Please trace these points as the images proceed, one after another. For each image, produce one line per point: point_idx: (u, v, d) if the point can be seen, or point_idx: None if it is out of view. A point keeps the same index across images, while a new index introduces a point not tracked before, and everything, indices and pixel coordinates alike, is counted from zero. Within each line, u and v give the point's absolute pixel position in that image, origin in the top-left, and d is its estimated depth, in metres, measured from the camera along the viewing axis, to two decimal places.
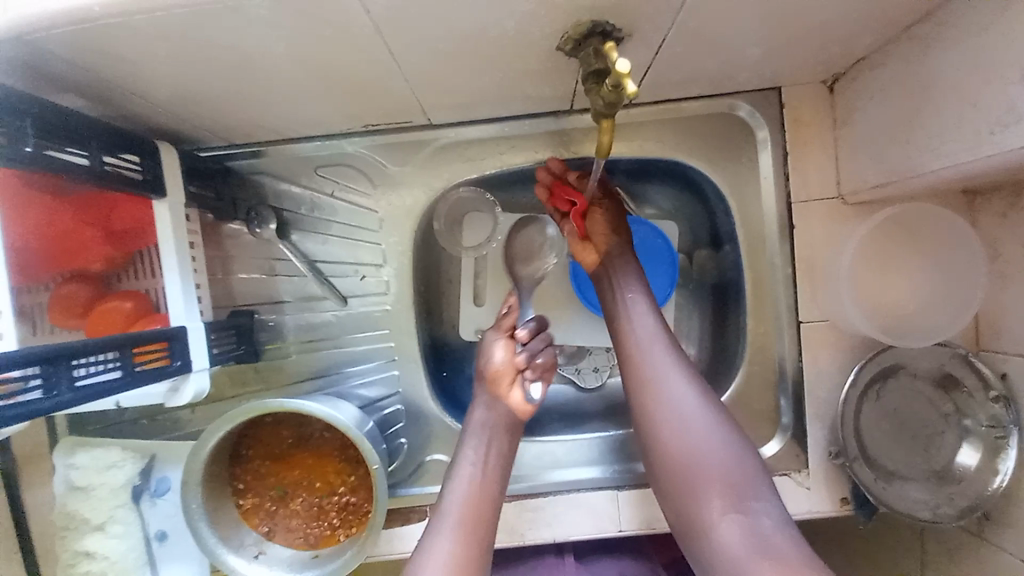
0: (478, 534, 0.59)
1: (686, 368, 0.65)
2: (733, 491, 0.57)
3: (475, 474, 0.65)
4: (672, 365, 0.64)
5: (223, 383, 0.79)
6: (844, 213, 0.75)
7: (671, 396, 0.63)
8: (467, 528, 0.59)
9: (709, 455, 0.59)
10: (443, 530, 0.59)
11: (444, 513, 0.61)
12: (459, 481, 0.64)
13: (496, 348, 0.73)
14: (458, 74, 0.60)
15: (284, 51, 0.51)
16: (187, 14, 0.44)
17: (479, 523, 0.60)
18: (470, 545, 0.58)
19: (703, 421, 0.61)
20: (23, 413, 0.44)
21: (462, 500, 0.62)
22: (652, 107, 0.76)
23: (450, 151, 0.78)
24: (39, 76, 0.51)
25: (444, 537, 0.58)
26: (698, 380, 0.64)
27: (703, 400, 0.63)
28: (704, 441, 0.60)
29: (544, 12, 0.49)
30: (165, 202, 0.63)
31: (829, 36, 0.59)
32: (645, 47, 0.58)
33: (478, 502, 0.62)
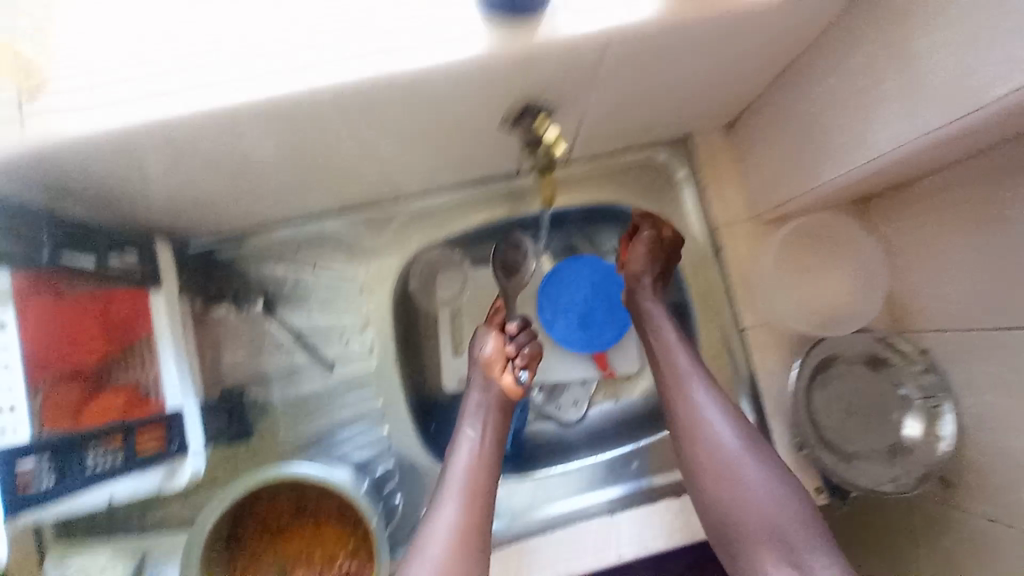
0: (475, 509, 0.66)
1: (734, 421, 0.70)
2: (785, 541, 0.63)
3: (472, 452, 0.70)
4: (722, 421, 0.70)
5: (216, 464, 0.81)
6: (761, 230, 0.87)
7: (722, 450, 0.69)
8: (465, 505, 0.65)
9: (765, 507, 0.65)
10: (445, 505, 0.66)
11: (445, 488, 0.67)
12: (458, 457, 0.70)
13: (486, 339, 0.77)
14: (421, 153, 0.71)
15: (273, 149, 0.60)
16: (192, 128, 0.53)
17: (477, 518, 0.65)
18: (469, 519, 0.64)
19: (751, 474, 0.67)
20: (35, 499, 0.54)
21: (460, 477, 0.68)
22: (587, 163, 0.89)
23: (418, 219, 0.88)
24: (55, 192, 0.57)
25: (445, 513, 0.65)
26: (747, 431, 0.70)
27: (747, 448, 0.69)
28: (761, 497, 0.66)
29: (485, 101, 0.61)
30: (162, 292, 0.71)
31: (713, 94, 0.74)
32: (571, 117, 0.71)
33: (475, 479, 0.67)
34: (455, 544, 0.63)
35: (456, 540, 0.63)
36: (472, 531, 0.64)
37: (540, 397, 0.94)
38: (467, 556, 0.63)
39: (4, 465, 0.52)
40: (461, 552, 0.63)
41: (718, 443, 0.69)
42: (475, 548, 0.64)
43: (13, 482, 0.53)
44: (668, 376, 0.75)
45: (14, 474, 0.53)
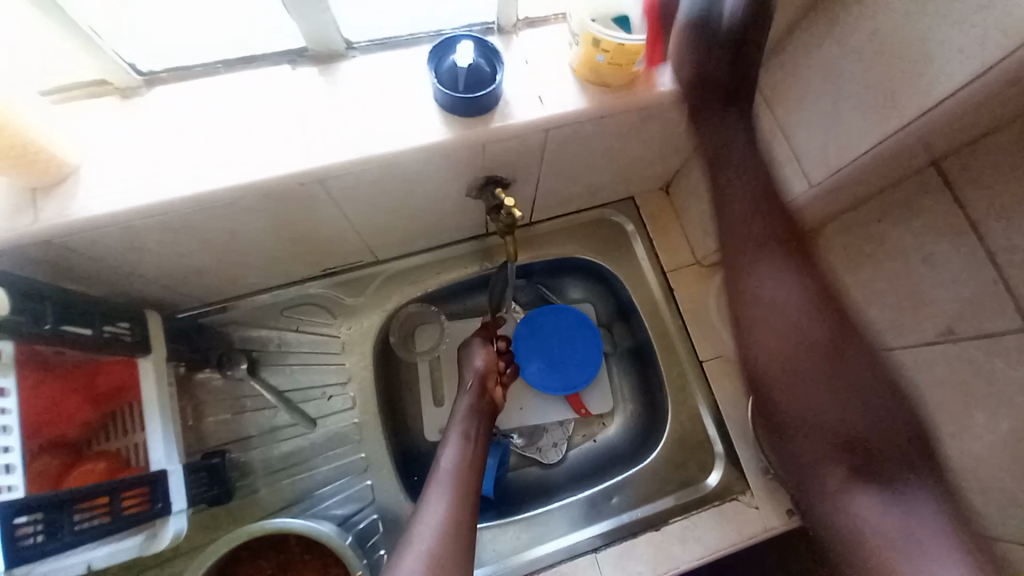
0: (461, 505, 0.70)
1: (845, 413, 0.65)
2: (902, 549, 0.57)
3: (461, 452, 0.76)
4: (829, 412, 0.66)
5: (195, 531, 0.79)
6: (705, 272, 0.98)
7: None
8: (453, 501, 0.70)
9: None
10: (434, 500, 0.70)
11: (435, 485, 0.72)
12: (447, 455, 0.76)
13: (478, 355, 0.88)
14: (398, 219, 0.80)
15: (264, 221, 0.68)
16: (194, 207, 0.61)
17: (464, 515, 0.70)
18: (456, 514, 0.69)
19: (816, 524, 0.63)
20: (27, 556, 0.51)
21: (449, 475, 0.73)
22: (550, 221, 1.00)
23: (397, 278, 0.95)
24: (55, 269, 0.64)
25: (435, 508, 0.69)
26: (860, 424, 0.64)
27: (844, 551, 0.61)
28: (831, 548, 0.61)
29: (452, 175, 0.72)
30: (150, 357, 0.73)
31: (647, 161, 0.87)
32: (527, 185, 0.82)
33: (462, 478, 0.73)
34: (444, 537, 0.67)
35: (444, 533, 0.67)
36: (458, 527, 0.68)
37: (520, 442, 0.98)
38: (454, 549, 0.66)
39: (4, 518, 0.50)
40: (448, 543, 0.66)
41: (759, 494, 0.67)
42: (461, 543, 0.67)
43: (12, 534, 0.50)
44: (745, 253, 0.71)
45: (13, 526, 0.50)
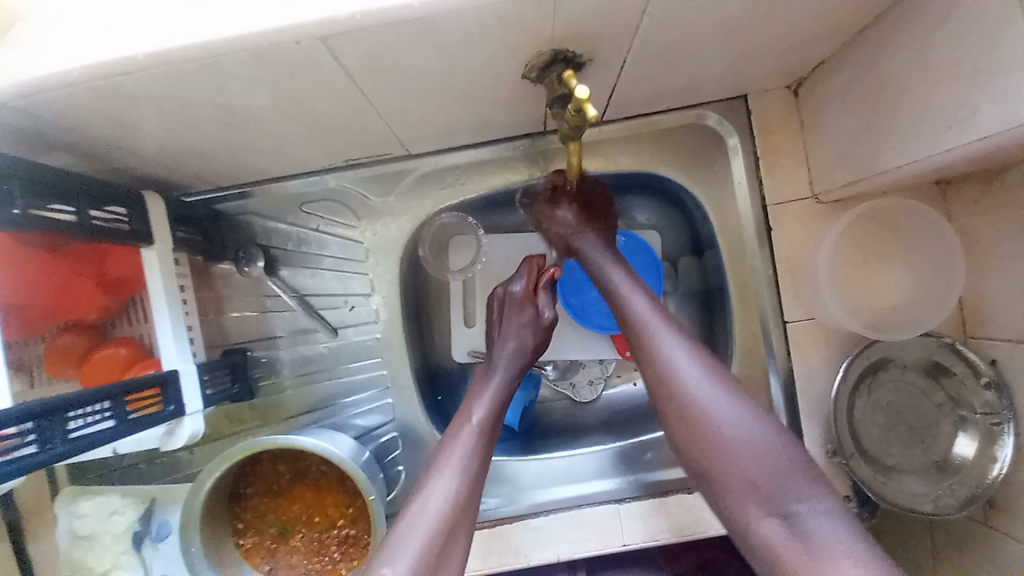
0: (476, 483, 0.60)
1: (701, 357, 0.59)
2: (764, 491, 0.51)
3: (488, 421, 0.66)
4: (687, 358, 0.59)
5: (222, 420, 0.81)
6: (817, 211, 0.76)
7: (662, 354, 0.60)
8: (470, 473, 0.60)
9: (742, 443, 0.53)
10: (447, 471, 0.60)
11: (451, 452, 0.62)
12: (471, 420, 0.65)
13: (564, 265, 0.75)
14: (433, 107, 0.62)
15: (263, 99, 0.53)
16: (167, 76, 0.46)
17: (471, 503, 0.59)
18: (469, 492, 0.59)
19: (703, 381, 0.57)
20: (17, 469, 0.47)
21: (471, 444, 0.63)
22: (624, 123, 0.78)
23: (430, 179, 0.80)
24: (12, 137, 0.52)
25: (449, 479, 0.59)
26: (710, 360, 0.59)
27: (724, 392, 0.57)
28: (716, 409, 0.55)
29: (506, 47, 0.51)
30: (152, 248, 0.66)
31: (784, 45, 0.61)
32: (607, 72, 0.60)
33: (483, 451, 0.63)
34: (456, 508, 0.57)
35: (456, 508, 0.57)
36: (469, 506, 0.58)
37: (553, 374, 0.90)
38: (459, 531, 0.56)
39: None
40: (456, 524, 0.56)
41: (660, 346, 0.60)
42: (466, 528, 0.57)
43: None
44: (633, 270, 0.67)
45: None
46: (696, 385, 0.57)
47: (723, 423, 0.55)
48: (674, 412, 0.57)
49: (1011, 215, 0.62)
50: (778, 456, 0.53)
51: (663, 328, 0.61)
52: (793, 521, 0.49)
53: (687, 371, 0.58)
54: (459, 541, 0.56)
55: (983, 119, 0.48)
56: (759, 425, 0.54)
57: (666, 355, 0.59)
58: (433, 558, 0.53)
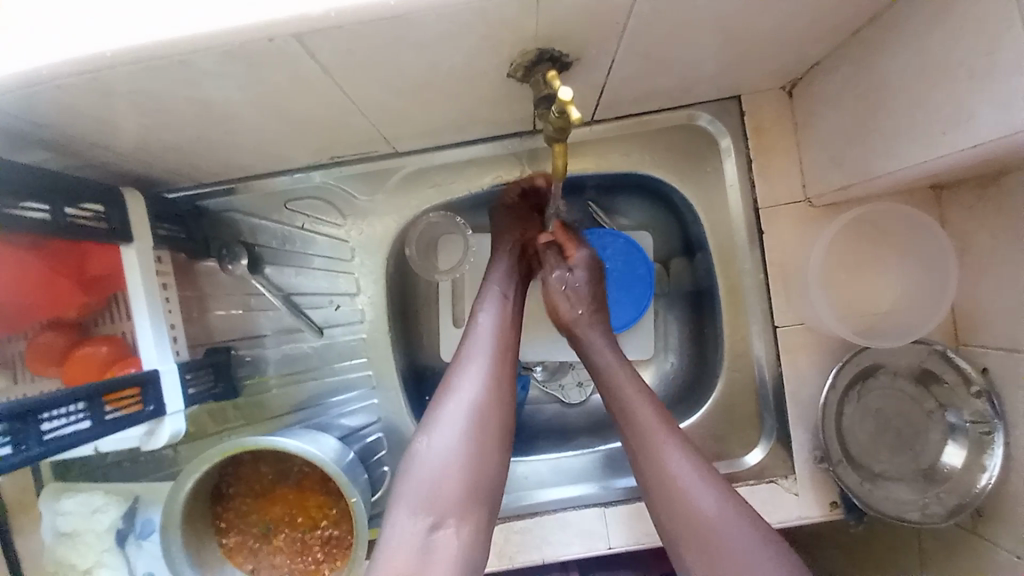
0: (503, 365, 0.63)
1: (705, 469, 0.57)
2: None
3: (500, 315, 0.68)
4: (692, 471, 0.57)
5: (206, 419, 0.80)
6: (810, 215, 0.75)
7: (667, 464, 0.58)
8: (496, 358, 0.63)
9: (744, 555, 0.51)
10: (475, 361, 0.63)
11: (473, 344, 0.65)
12: (486, 317, 0.67)
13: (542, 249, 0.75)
14: (418, 104, 0.61)
15: (239, 95, 0.52)
16: (138, 72, 0.45)
17: (501, 388, 0.62)
18: (499, 374, 0.62)
19: (705, 492, 0.55)
20: None
21: (489, 338, 0.65)
22: (614, 122, 0.77)
23: (417, 177, 0.79)
24: None
25: (477, 368, 0.62)
26: (713, 474, 0.57)
27: (722, 494, 0.55)
28: (726, 529, 0.53)
29: (489, 44, 0.50)
30: (132, 247, 0.65)
31: (777, 45, 0.60)
32: (595, 71, 0.59)
33: (502, 336, 0.66)
34: (486, 397, 0.60)
35: (488, 389, 0.61)
36: (503, 387, 0.62)
37: (542, 376, 0.90)
38: (496, 409, 0.60)
39: None
40: (492, 403, 0.60)
41: (666, 457, 0.58)
42: (504, 405, 0.61)
43: None
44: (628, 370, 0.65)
45: None
46: (699, 495, 0.55)
47: (724, 532, 0.53)
48: (682, 531, 0.54)
49: (1007, 220, 0.61)
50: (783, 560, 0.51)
51: (664, 438, 0.59)
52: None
53: (691, 481, 0.56)
54: (497, 416, 0.60)
55: (978, 124, 0.46)
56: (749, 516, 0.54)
57: (672, 464, 0.57)
58: (472, 434, 0.58)
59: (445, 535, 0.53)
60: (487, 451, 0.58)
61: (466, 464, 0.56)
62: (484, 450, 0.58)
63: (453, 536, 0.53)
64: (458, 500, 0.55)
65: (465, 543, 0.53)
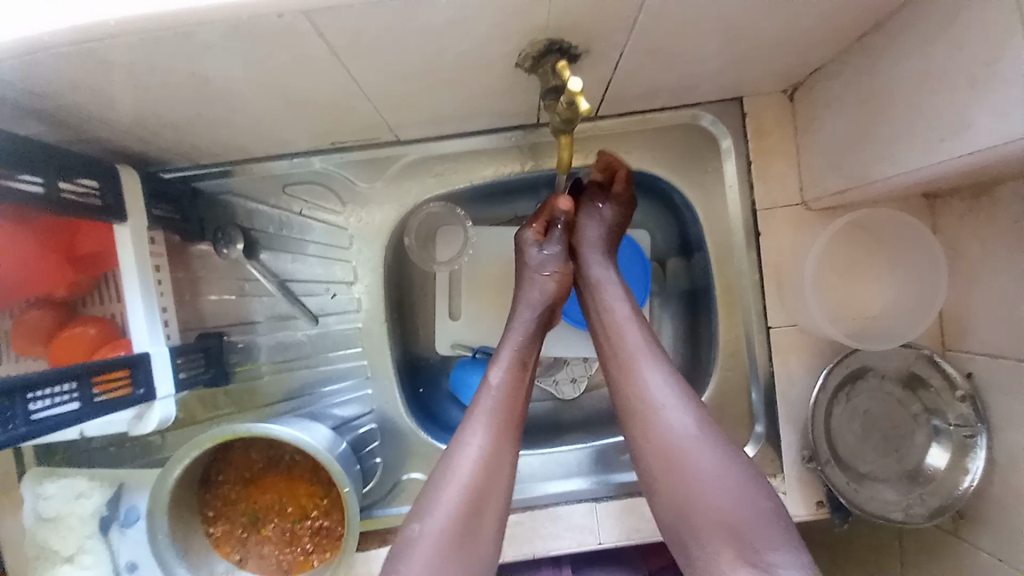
0: (506, 439, 0.60)
1: (687, 396, 0.59)
2: (741, 537, 0.52)
3: (513, 376, 0.63)
4: (671, 395, 0.59)
5: (196, 405, 0.79)
6: (806, 218, 0.76)
7: (643, 381, 0.60)
8: (499, 434, 0.59)
9: (716, 492, 0.54)
10: (472, 437, 0.59)
11: (474, 416, 0.60)
12: (495, 377, 0.63)
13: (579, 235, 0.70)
14: (423, 90, 0.60)
15: (243, 73, 0.51)
16: (141, 43, 0.44)
17: (502, 467, 0.59)
18: (504, 445, 0.59)
19: (683, 415, 0.58)
20: None
21: (494, 404, 0.61)
22: (615, 119, 0.78)
23: (418, 166, 0.79)
24: None
25: (473, 445, 0.58)
26: (700, 408, 0.59)
27: (702, 432, 0.57)
28: (703, 463, 0.55)
29: (499, 33, 0.50)
30: (126, 226, 0.63)
31: (783, 47, 0.60)
32: (603, 65, 0.59)
33: (507, 408, 0.61)
34: (484, 474, 0.57)
35: (485, 467, 0.58)
36: (504, 460, 0.59)
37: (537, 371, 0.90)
38: (495, 487, 0.58)
39: None
40: (492, 482, 0.58)
41: (644, 376, 0.60)
42: (502, 481, 0.59)
43: None
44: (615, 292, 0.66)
45: None
46: (678, 422, 0.57)
47: (698, 458, 0.56)
48: (652, 446, 0.57)
49: (998, 229, 0.62)
50: (758, 508, 0.53)
51: (646, 358, 0.61)
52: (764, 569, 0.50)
53: (669, 405, 0.58)
54: (497, 494, 0.58)
55: (976, 131, 0.47)
56: (735, 467, 0.55)
57: (648, 384, 0.59)
58: (471, 520, 0.56)
59: None
60: (488, 529, 0.56)
61: (462, 540, 0.55)
62: (485, 534, 0.56)
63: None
64: None
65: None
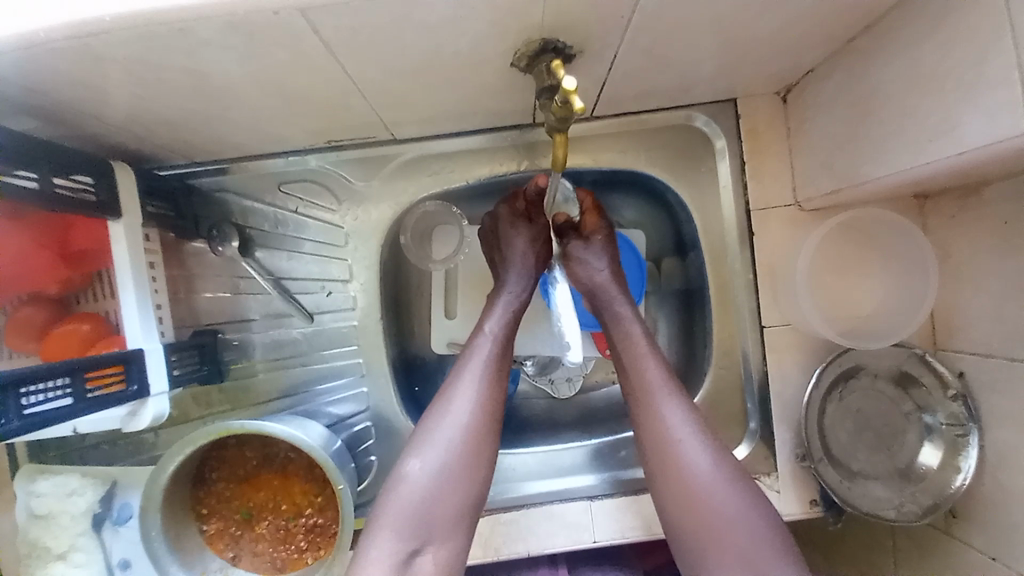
0: (498, 384, 0.64)
1: (701, 426, 0.61)
2: (749, 558, 0.54)
3: (506, 328, 0.68)
4: (687, 425, 0.60)
5: (189, 403, 0.79)
6: (799, 218, 0.77)
7: (664, 417, 0.61)
8: (490, 383, 0.63)
9: (733, 527, 0.55)
10: (467, 380, 0.62)
11: (470, 361, 0.64)
12: (490, 327, 0.67)
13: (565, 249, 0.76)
14: (419, 88, 0.60)
15: (238, 69, 0.51)
16: (137, 38, 0.44)
17: (492, 411, 0.62)
18: (494, 390, 0.63)
19: (703, 453, 0.59)
20: None
21: (489, 352, 0.65)
22: (612, 120, 0.78)
23: (414, 165, 0.79)
24: None
25: (468, 388, 0.62)
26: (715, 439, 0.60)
27: (721, 470, 0.58)
28: (716, 492, 0.57)
29: (494, 31, 0.50)
30: (121, 222, 0.64)
31: (775, 48, 0.61)
32: (597, 65, 0.59)
33: (500, 358, 0.65)
34: (477, 417, 0.60)
35: (478, 412, 0.61)
36: (494, 404, 0.62)
37: (532, 370, 0.89)
38: (485, 434, 0.61)
39: None
40: (486, 423, 0.61)
41: (662, 409, 0.62)
42: (492, 424, 0.62)
43: None
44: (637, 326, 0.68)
45: None
46: (693, 454, 0.59)
47: (716, 497, 0.57)
48: (673, 483, 0.59)
49: (987, 229, 0.63)
50: (767, 535, 0.55)
51: (664, 392, 0.62)
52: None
53: (685, 436, 0.60)
54: (487, 441, 0.61)
55: (963, 132, 0.48)
56: (752, 502, 0.57)
57: (669, 422, 0.61)
58: (462, 460, 0.59)
59: (427, 556, 0.55)
60: (479, 467, 0.60)
61: (452, 484, 0.58)
62: (476, 476, 0.59)
63: (437, 555, 0.56)
64: (445, 525, 0.57)
65: (448, 557, 0.56)
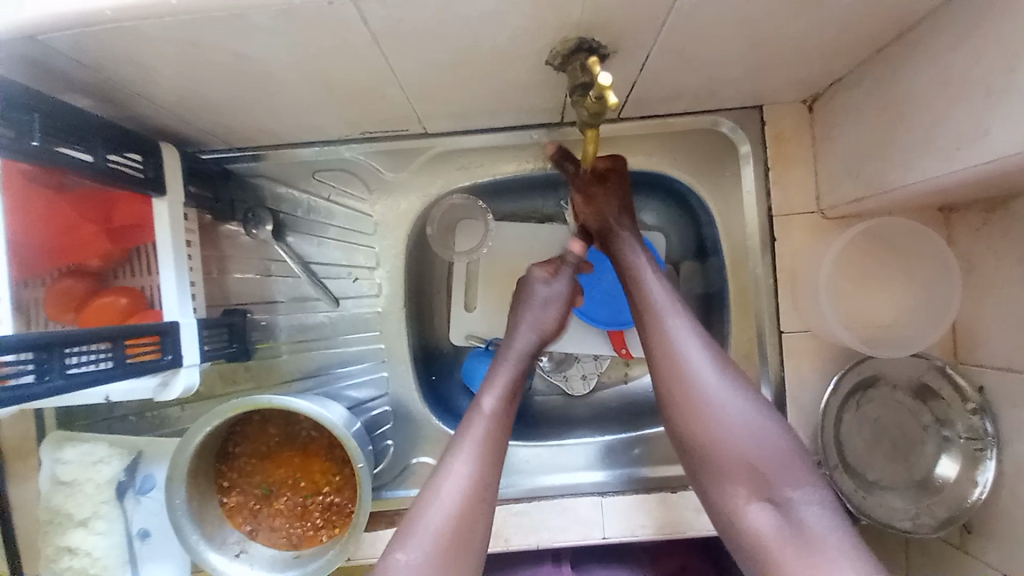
0: (496, 454, 0.62)
1: (706, 341, 0.61)
2: (761, 473, 0.55)
3: (502, 406, 0.65)
4: (693, 341, 0.61)
5: (215, 379, 0.81)
6: (822, 225, 0.77)
7: (671, 336, 0.61)
8: (485, 465, 0.60)
9: (743, 438, 0.56)
10: (464, 456, 0.61)
11: (466, 439, 0.62)
12: (487, 402, 0.65)
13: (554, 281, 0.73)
14: (455, 81, 0.62)
15: (285, 56, 0.53)
16: (196, 21, 0.46)
17: (484, 498, 0.59)
18: (489, 469, 0.61)
19: (708, 366, 0.59)
20: (15, 396, 0.48)
21: (486, 427, 0.63)
22: (640, 121, 0.79)
23: (444, 158, 0.82)
24: (36, 69, 0.52)
25: (463, 467, 0.60)
26: (719, 353, 0.61)
27: (725, 378, 0.59)
28: (727, 410, 0.57)
29: (533, 27, 0.52)
30: (164, 200, 0.66)
31: (805, 55, 0.62)
32: (629, 64, 0.61)
33: (499, 434, 0.63)
34: (471, 500, 0.58)
35: (472, 495, 0.58)
36: (488, 489, 0.60)
37: (548, 366, 0.90)
38: (479, 517, 0.58)
39: None
40: (478, 506, 0.58)
41: (668, 329, 0.61)
42: (488, 505, 0.59)
43: None
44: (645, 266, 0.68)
45: None
46: (701, 371, 0.59)
47: (721, 403, 0.58)
48: (680, 401, 0.59)
49: (1013, 242, 0.63)
50: (780, 452, 0.56)
51: (673, 310, 0.63)
52: (783, 508, 0.53)
53: (692, 352, 0.60)
54: (481, 524, 0.58)
55: (992, 139, 0.48)
56: (754, 409, 0.58)
57: (674, 335, 0.61)
58: (455, 543, 0.56)
59: None
60: (481, 535, 0.58)
61: (443, 568, 0.55)
62: (472, 552, 0.57)
63: None
64: None
65: None
